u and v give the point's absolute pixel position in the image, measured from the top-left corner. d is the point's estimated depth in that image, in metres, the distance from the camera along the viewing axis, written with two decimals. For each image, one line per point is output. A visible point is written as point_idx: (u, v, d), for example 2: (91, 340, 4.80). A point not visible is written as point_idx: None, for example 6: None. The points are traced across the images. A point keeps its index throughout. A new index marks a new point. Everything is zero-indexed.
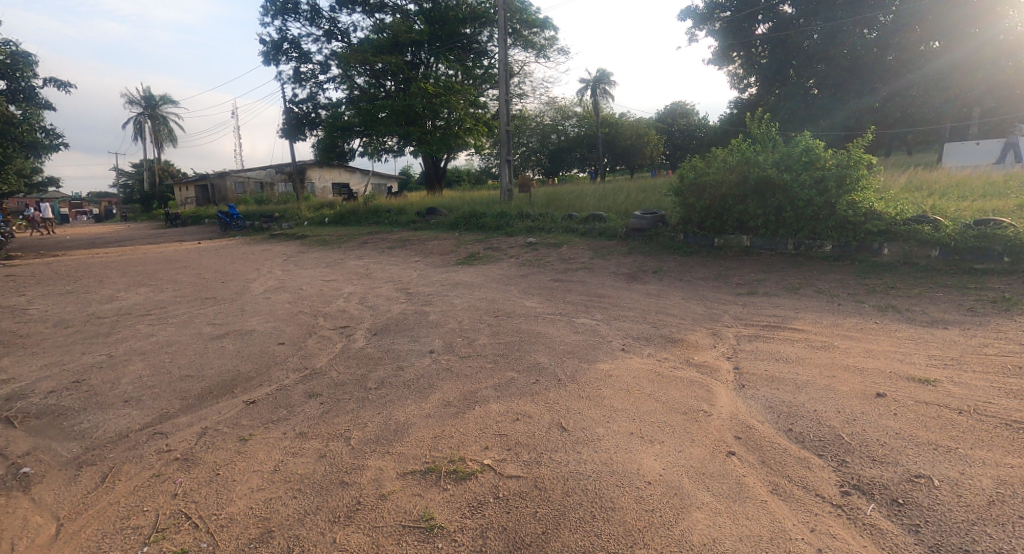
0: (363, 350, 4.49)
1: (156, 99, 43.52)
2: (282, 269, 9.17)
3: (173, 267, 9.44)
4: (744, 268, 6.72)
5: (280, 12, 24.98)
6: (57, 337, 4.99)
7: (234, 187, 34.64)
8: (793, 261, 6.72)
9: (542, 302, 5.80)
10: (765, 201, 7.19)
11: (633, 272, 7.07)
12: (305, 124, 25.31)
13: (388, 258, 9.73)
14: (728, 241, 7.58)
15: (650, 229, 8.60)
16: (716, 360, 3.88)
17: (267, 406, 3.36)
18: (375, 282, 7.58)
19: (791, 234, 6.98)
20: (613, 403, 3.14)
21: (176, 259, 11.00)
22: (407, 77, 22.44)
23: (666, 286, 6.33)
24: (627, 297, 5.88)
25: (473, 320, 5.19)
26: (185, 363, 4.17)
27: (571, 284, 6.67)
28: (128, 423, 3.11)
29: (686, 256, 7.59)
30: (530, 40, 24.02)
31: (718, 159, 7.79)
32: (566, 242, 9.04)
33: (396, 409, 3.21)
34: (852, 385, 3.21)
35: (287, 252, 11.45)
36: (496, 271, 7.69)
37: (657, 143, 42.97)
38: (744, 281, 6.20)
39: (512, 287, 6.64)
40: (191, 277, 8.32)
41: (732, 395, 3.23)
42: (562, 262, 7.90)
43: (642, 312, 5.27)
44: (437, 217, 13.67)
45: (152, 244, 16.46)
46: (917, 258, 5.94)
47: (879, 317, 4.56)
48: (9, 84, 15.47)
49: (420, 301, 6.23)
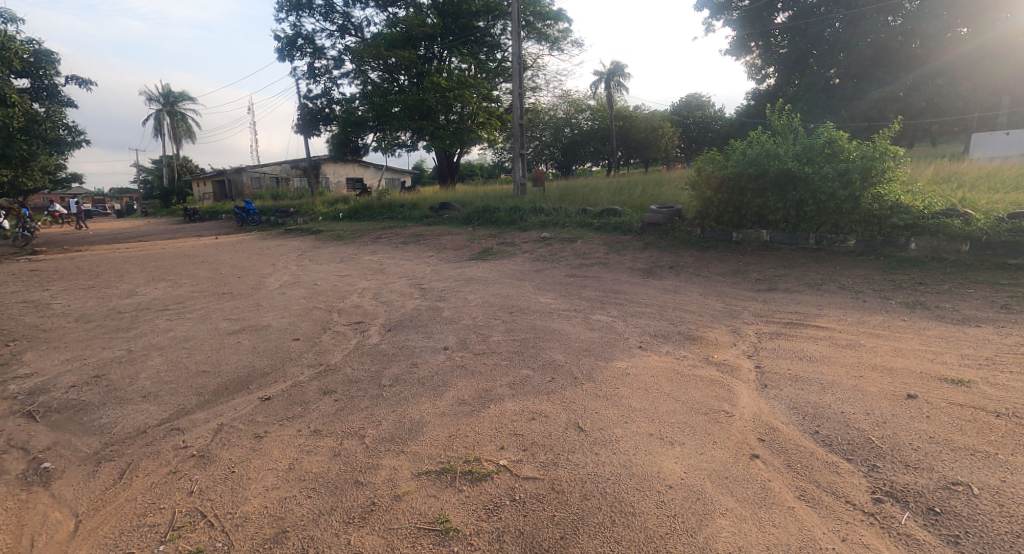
0: (377, 346, 4.48)
1: (175, 96, 44.45)
2: (297, 264, 9.23)
3: (191, 262, 9.53)
4: (764, 264, 6.57)
5: (295, 7, 25.10)
6: (79, 332, 5.05)
7: (251, 182, 35.04)
8: (814, 256, 6.56)
9: (557, 298, 5.73)
10: (785, 195, 7.02)
11: (649, 267, 6.96)
12: (320, 119, 25.49)
13: (402, 253, 9.72)
14: (747, 236, 7.43)
15: (666, 223, 8.47)
16: (736, 358, 3.78)
17: (282, 403, 3.36)
18: (389, 277, 7.58)
19: (812, 229, 6.82)
20: (630, 402, 3.07)
21: (193, 254, 11.11)
22: (420, 71, 22.45)
23: (683, 282, 6.22)
24: (643, 293, 5.78)
25: (487, 316, 5.16)
26: (202, 358, 4.19)
27: (586, 279, 6.58)
28: (146, 418, 3.13)
29: (703, 251, 7.46)
30: (543, 33, 23.87)
31: (735, 151, 7.63)
32: (580, 237, 8.94)
33: (411, 407, 3.18)
34: (880, 386, 3.09)
35: (302, 247, 11.52)
36: (510, 267, 7.63)
37: (671, 136, 42.44)
38: (764, 276, 6.05)
39: (526, 282, 6.59)
40: (208, 272, 8.40)
41: (754, 395, 3.15)
42: (576, 257, 7.82)
43: (659, 308, 5.18)
44: (449, 212, 13.65)
45: (170, 239, 16.63)
46: (946, 252, 5.76)
47: (907, 315, 4.42)
48: (33, 82, 15.78)
49: (434, 297, 6.19)
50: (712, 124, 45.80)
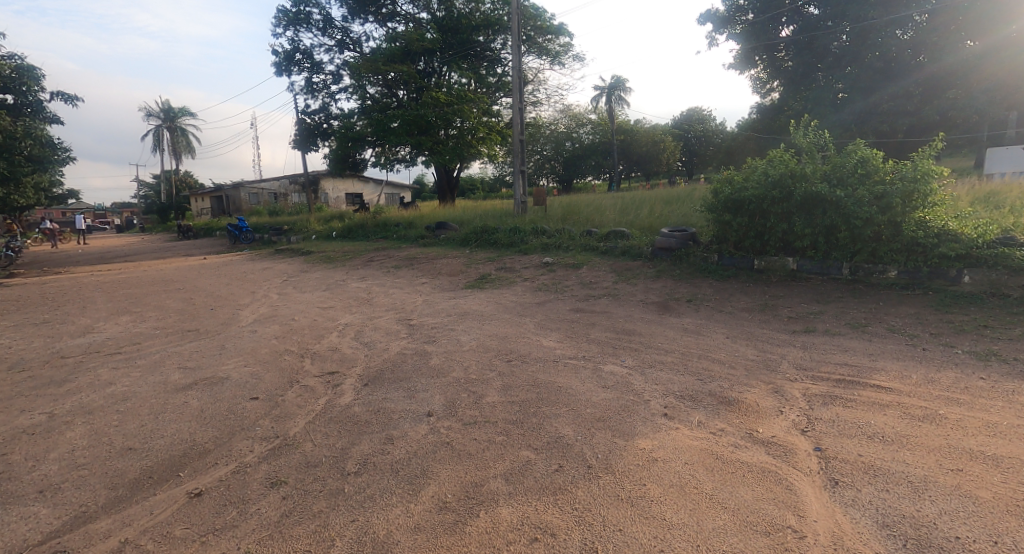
0: (349, 410, 3.75)
1: (174, 111, 44.36)
2: (279, 292, 8.54)
3: (164, 290, 8.84)
4: (794, 297, 5.87)
5: (292, 22, 24.81)
6: (5, 387, 4.32)
7: (249, 198, 34.55)
8: (851, 289, 5.86)
9: (562, 341, 5.00)
10: (813, 219, 6.34)
11: (664, 301, 6.24)
12: (317, 135, 25.04)
13: (393, 280, 9.03)
14: (771, 264, 6.76)
15: (679, 249, 7.79)
16: (787, 435, 3.04)
17: (213, 502, 2.63)
18: (375, 311, 6.87)
19: (847, 257, 6.13)
20: (665, 513, 2.33)
21: (172, 279, 10.45)
22: (419, 86, 21.99)
23: (704, 320, 5.51)
24: (660, 335, 5.05)
25: (481, 367, 4.44)
26: (132, 428, 3.43)
27: (594, 316, 5.85)
28: (27, 534, 2.40)
29: (723, 281, 6.76)
30: (544, 47, 23.47)
31: (756, 170, 6.98)
32: (586, 262, 8.24)
33: (378, 515, 2.44)
34: (994, 490, 2.33)
35: (289, 271, 10.85)
36: (509, 298, 6.92)
37: (673, 150, 42.19)
38: (797, 314, 5.35)
39: (527, 319, 5.86)
40: (179, 303, 7.68)
41: (825, 498, 2.40)
42: (582, 288, 7.10)
43: (681, 356, 4.46)
44: (447, 232, 13.02)
45: (156, 260, 15.98)
46: (1006, 287, 5.07)
47: (985, 370, 3.69)
48: (16, 99, 15.28)
49: (423, 338, 5.47)
50: (714, 137, 45.53)
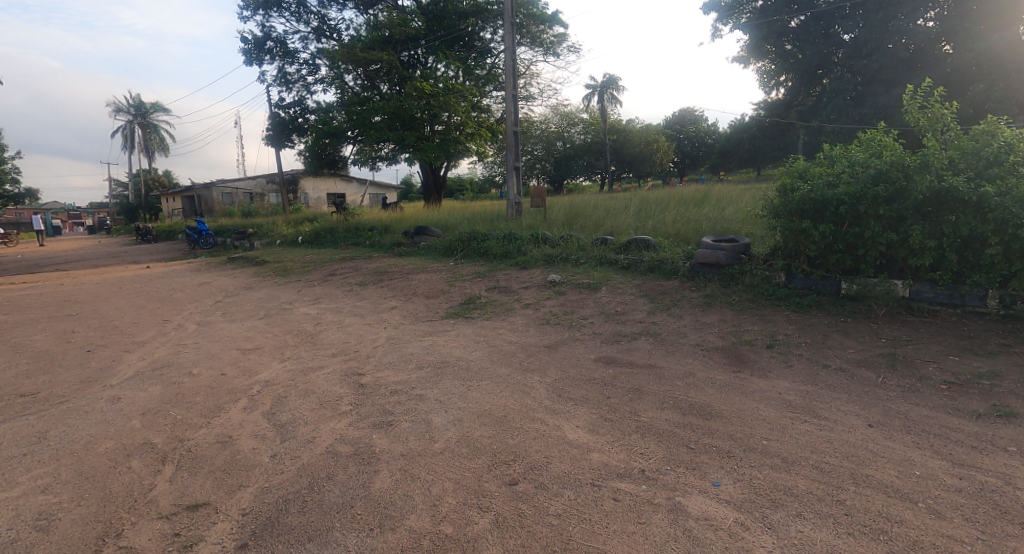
0: None
1: (146, 106, 41.62)
2: (201, 320, 6.49)
3: (49, 317, 6.69)
4: (932, 345, 3.97)
5: (263, 5, 22.56)
6: None
7: (221, 198, 32.21)
8: (1010, 332, 3.98)
9: (597, 433, 3.03)
10: (938, 228, 4.47)
11: (730, 346, 4.31)
12: (292, 129, 22.85)
13: (355, 302, 7.04)
14: (869, 288, 4.82)
15: (729, 265, 5.90)
16: None
17: None
18: (317, 356, 4.86)
19: (993, 282, 4.27)
20: None
21: (78, 298, 8.28)
22: (402, 77, 19.91)
23: (811, 385, 3.57)
24: (756, 420, 3.10)
25: (463, 500, 2.44)
26: None
27: (637, 374, 3.89)
28: None
29: (806, 314, 4.84)
30: (537, 37, 21.50)
31: (844, 160, 5.12)
32: (605, 282, 6.32)
33: None
34: None
35: (231, 287, 8.75)
36: (507, 336, 4.97)
37: (667, 151, 40.74)
38: (960, 377, 3.44)
39: (536, 378, 3.90)
40: (50, 341, 5.56)
41: None
42: (606, 320, 5.15)
43: (824, 476, 2.50)
44: (427, 238, 11.04)
45: (92, 269, 13.72)
46: None
47: None
48: None
49: (374, 415, 3.48)
50: (707, 138, 44.22)
